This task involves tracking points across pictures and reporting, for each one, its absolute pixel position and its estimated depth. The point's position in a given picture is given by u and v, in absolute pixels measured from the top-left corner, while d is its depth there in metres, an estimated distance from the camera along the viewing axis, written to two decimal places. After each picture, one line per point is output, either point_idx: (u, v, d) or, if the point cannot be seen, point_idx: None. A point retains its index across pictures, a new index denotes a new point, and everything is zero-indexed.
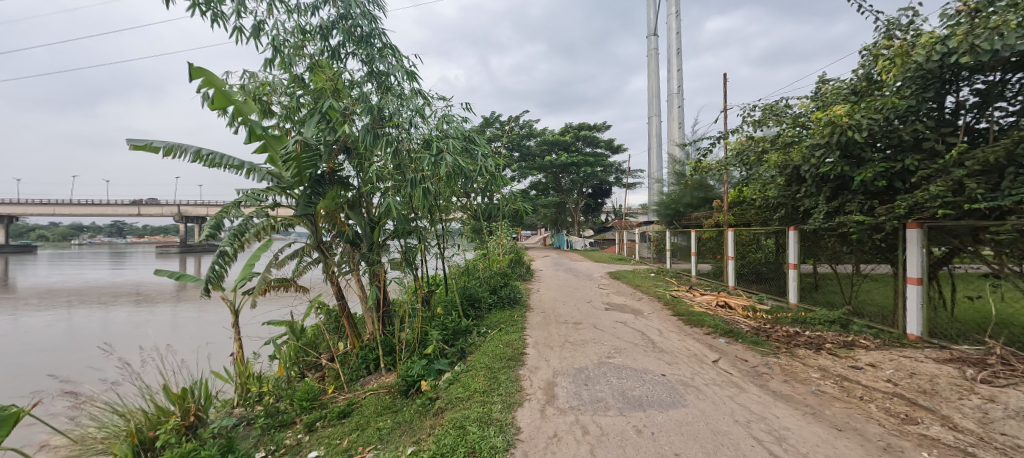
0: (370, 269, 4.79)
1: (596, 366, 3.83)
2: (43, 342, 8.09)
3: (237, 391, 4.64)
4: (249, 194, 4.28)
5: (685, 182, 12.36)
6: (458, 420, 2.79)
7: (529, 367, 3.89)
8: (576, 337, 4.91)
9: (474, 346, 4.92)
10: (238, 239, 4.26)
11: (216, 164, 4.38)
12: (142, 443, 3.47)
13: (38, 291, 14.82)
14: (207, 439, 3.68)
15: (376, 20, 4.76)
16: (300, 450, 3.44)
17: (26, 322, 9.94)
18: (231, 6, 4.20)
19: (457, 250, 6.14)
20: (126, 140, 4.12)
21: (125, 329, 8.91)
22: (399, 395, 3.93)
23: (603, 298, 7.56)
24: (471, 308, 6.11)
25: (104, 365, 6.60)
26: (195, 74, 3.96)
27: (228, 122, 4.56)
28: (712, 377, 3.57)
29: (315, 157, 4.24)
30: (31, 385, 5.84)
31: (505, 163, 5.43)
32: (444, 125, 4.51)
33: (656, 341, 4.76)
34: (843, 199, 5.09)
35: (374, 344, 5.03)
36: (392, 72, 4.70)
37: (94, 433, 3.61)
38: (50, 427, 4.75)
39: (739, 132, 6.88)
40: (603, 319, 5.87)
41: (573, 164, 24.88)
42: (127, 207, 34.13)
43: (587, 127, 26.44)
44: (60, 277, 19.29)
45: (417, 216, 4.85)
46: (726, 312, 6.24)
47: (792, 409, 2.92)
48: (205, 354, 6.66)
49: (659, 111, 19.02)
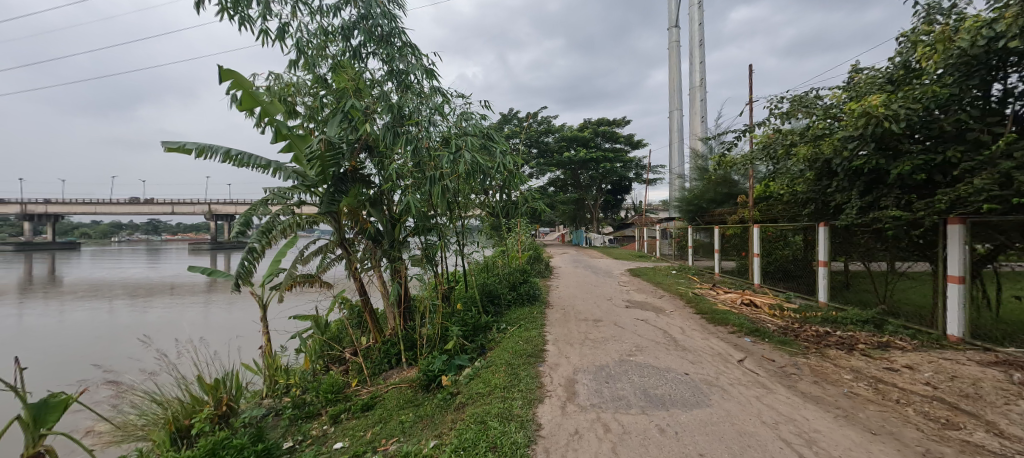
0: (392, 265, 4.93)
1: (617, 364, 3.79)
2: (89, 334, 8.59)
3: (266, 383, 4.84)
4: (276, 193, 4.42)
5: (709, 178, 11.96)
6: (479, 415, 2.81)
7: (548, 363, 3.87)
8: (597, 334, 4.88)
9: (493, 342, 4.94)
10: (266, 236, 4.40)
11: (244, 164, 4.52)
12: (178, 430, 3.67)
13: (85, 285, 15.83)
14: (239, 428, 3.85)
15: (396, 19, 4.82)
16: (326, 441, 3.54)
17: (70, 316, 10.49)
18: (258, 10, 4.31)
19: (476, 247, 6.18)
20: (161, 143, 4.30)
21: (160, 323, 9.32)
22: (420, 389, 3.99)
23: (623, 295, 7.45)
24: (490, 304, 6.16)
25: (143, 356, 6.95)
26: (224, 76, 4.08)
27: (256, 122, 4.66)
28: (737, 377, 3.48)
29: (338, 156, 4.34)
30: (79, 374, 6.20)
31: (523, 160, 5.43)
32: (463, 122, 4.53)
33: (679, 339, 4.68)
34: (878, 194, 4.89)
35: (396, 340, 5.10)
36: (411, 71, 4.74)
37: (134, 420, 3.90)
38: (96, 414, 5.03)
39: (765, 124, 6.64)
40: (624, 317, 5.79)
41: (592, 160, 24.70)
42: (162, 206, 35.78)
43: (606, 122, 26.09)
44: (102, 273, 20.35)
45: (436, 214, 4.90)
46: (752, 311, 6.05)
47: (822, 411, 2.82)
48: (236, 346, 6.96)
49: (680, 105, 18.66)
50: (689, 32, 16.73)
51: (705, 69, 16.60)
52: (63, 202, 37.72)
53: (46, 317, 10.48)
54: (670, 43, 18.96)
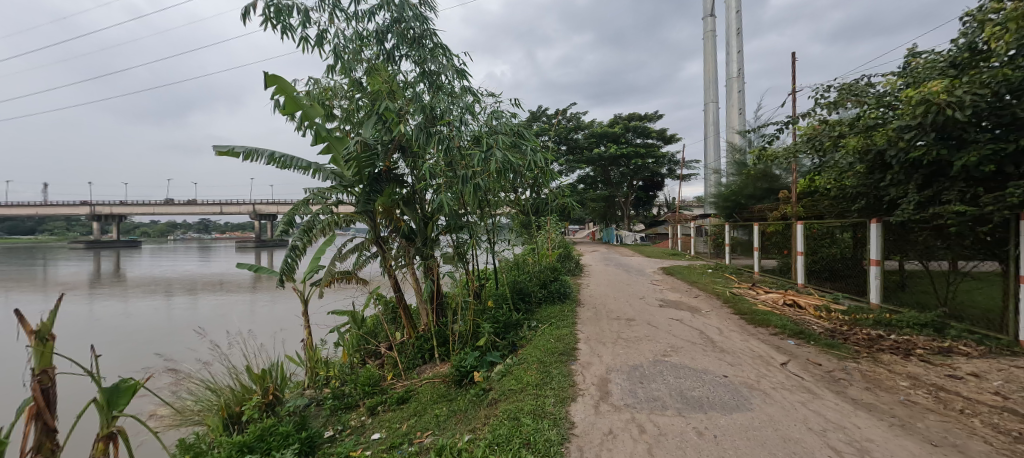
0: (424, 263, 5.03)
1: (651, 364, 3.72)
2: (149, 325, 9.30)
3: (308, 374, 5.09)
4: (316, 193, 4.64)
5: (747, 172, 11.43)
6: (512, 411, 2.84)
7: (581, 362, 3.85)
8: (629, 334, 4.79)
9: (525, 340, 4.95)
10: (307, 235, 4.63)
11: (287, 166, 4.75)
12: (231, 416, 3.93)
13: (146, 281, 17.12)
14: (285, 416, 4.07)
15: (427, 21, 4.91)
16: (364, 431, 3.69)
17: (134, 309, 11.38)
18: (298, 19, 4.50)
19: (507, 246, 6.21)
20: (213, 146, 4.58)
21: (212, 316, 9.94)
22: (453, 384, 4.07)
23: (656, 295, 7.26)
24: (521, 302, 6.18)
25: (197, 347, 7.46)
26: (269, 82, 4.30)
27: (297, 126, 4.90)
28: (780, 381, 3.33)
29: (373, 157, 4.48)
30: (143, 362, 6.74)
31: (553, 157, 5.43)
32: (493, 121, 4.57)
33: (717, 340, 4.53)
34: (938, 187, 4.53)
35: (429, 335, 5.21)
36: (443, 71, 4.81)
37: (191, 405, 4.21)
38: (158, 399, 5.46)
39: (810, 115, 6.28)
40: (657, 316, 5.66)
41: (623, 156, 24.21)
42: (212, 207, 38.17)
43: (637, 117, 25.51)
44: (160, 270, 21.93)
45: (467, 212, 4.97)
46: (796, 311, 5.77)
47: (874, 420, 2.66)
48: (280, 339, 7.34)
49: (716, 97, 18.00)
50: (726, 21, 16.09)
51: (743, 58, 15.92)
52: (126, 204, 40.97)
53: (113, 309, 11.41)
54: (705, 33, 18.30)
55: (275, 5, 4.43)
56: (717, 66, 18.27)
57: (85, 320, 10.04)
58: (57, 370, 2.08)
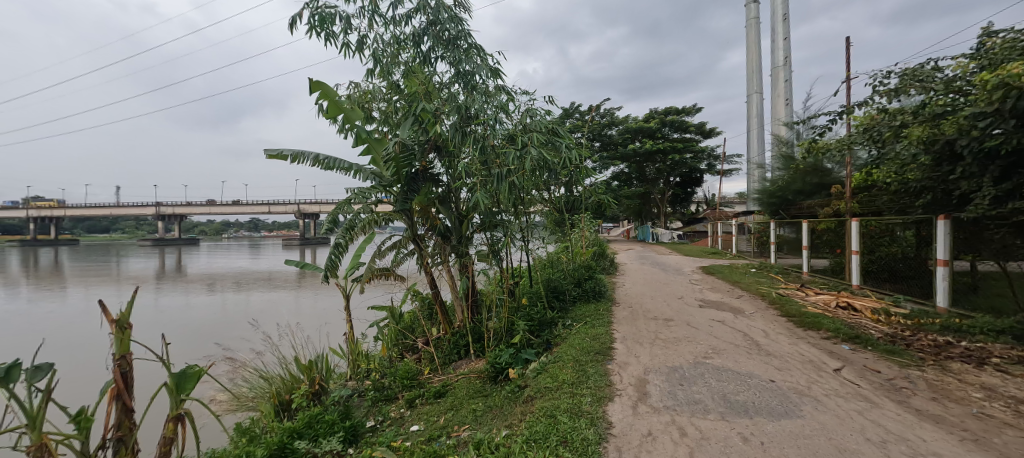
0: (460, 260, 5.11)
1: (691, 366, 3.61)
2: (208, 317, 10.04)
3: (350, 366, 5.33)
4: (357, 193, 4.86)
5: (795, 166, 10.80)
6: (549, 409, 2.84)
7: (617, 362, 3.79)
8: (668, 334, 4.67)
9: (560, 338, 4.94)
10: (349, 233, 4.85)
11: (331, 167, 4.97)
12: (281, 404, 4.19)
13: (204, 276, 18.46)
14: (330, 405, 4.29)
15: (462, 23, 4.99)
16: (403, 423, 3.81)
17: (196, 302, 12.36)
18: (340, 26, 4.70)
19: (541, 244, 6.21)
20: (264, 151, 4.87)
21: (263, 309, 10.59)
22: (489, 380, 4.13)
23: (696, 294, 7.03)
24: (555, 300, 6.16)
25: (251, 337, 7.98)
26: (314, 88, 4.52)
27: (340, 129, 5.11)
28: (834, 387, 3.14)
29: (411, 157, 4.61)
30: (204, 351, 7.30)
31: (588, 153, 5.37)
32: (527, 119, 4.57)
33: (762, 343, 4.32)
34: (1018, 180, 4.09)
35: (464, 331, 5.30)
36: (477, 71, 4.86)
37: (247, 392, 4.53)
38: (218, 385, 5.90)
39: (867, 104, 5.83)
40: (697, 317, 5.47)
41: (659, 152, 23.52)
42: (260, 207, 40.57)
43: (675, 111, 24.71)
44: (218, 266, 23.60)
45: (501, 210, 5.02)
46: (850, 315, 5.40)
47: (942, 432, 2.45)
48: (324, 332, 7.71)
49: (760, 87, 17.12)
50: (771, 7, 15.26)
51: (790, 45, 15.04)
52: (186, 205, 44.34)
53: (177, 302, 12.40)
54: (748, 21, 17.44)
55: (319, 14, 4.64)
56: (760, 55, 17.38)
57: (153, 312, 10.98)
58: (133, 355, 2.27)
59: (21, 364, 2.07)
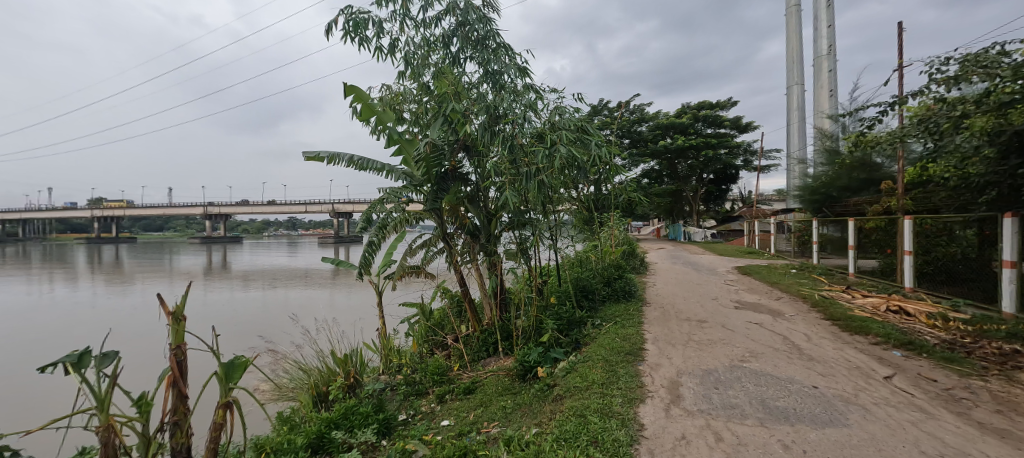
0: (489, 259, 5.15)
1: (727, 370, 3.49)
2: (251, 311, 10.59)
3: (383, 361, 5.49)
4: (390, 192, 4.99)
5: (841, 161, 10.20)
6: (578, 408, 2.83)
7: (649, 363, 3.72)
8: (702, 336, 4.53)
9: (589, 338, 4.89)
10: (381, 232, 5.10)
11: (365, 168, 5.13)
12: (319, 395, 4.38)
13: (247, 273, 19.48)
14: (364, 398, 4.44)
15: (491, 22, 5.02)
16: (434, 417, 3.89)
17: (240, 297, 13.06)
18: (373, 31, 4.83)
19: (569, 242, 6.17)
20: (302, 154, 5.10)
21: (301, 305, 11.06)
22: (517, 378, 4.16)
23: (732, 296, 6.79)
24: (584, 299, 6.10)
25: (290, 331, 8.36)
26: (348, 92, 4.68)
27: (372, 131, 5.27)
28: (884, 396, 2.96)
29: (441, 157, 4.69)
30: (248, 343, 7.72)
31: (617, 151, 5.30)
32: (556, 117, 4.56)
33: (804, 347, 4.12)
34: None
35: (493, 329, 5.35)
36: (506, 70, 4.88)
37: (288, 383, 4.77)
38: (261, 375, 6.23)
39: (923, 94, 5.43)
40: (733, 319, 5.28)
41: (692, 148, 22.81)
42: (297, 207, 42.38)
43: (708, 105, 23.90)
44: (259, 263, 24.81)
45: (530, 209, 5.01)
46: (902, 319, 5.06)
47: (1010, 448, 2.26)
48: (359, 327, 7.98)
49: (802, 78, 16.28)
50: None
51: (834, 33, 14.22)
52: (231, 205, 46.91)
53: (222, 297, 13.16)
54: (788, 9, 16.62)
55: (354, 19, 4.80)
56: (802, 44, 16.52)
57: (202, 306, 11.70)
58: (187, 345, 2.44)
59: (91, 351, 2.26)
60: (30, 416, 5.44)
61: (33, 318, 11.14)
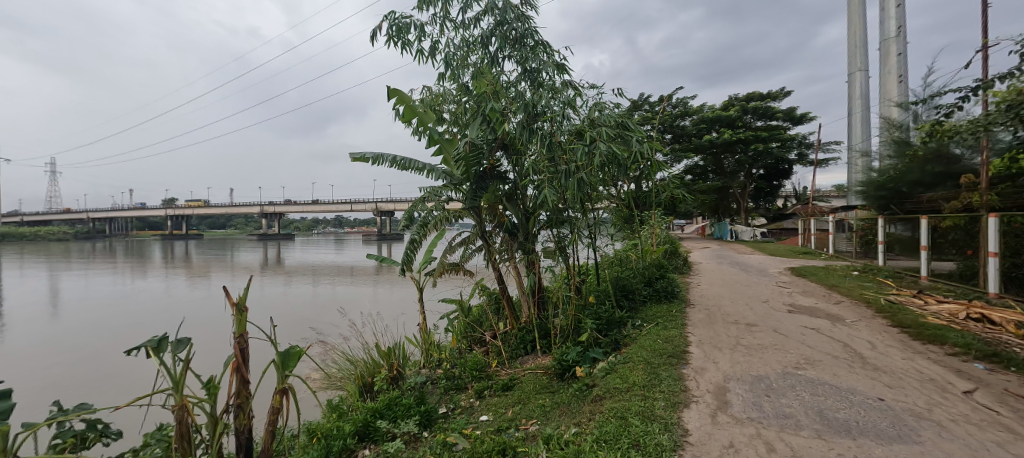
0: (527, 257, 5.15)
1: (780, 377, 3.29)
2: (303, 304, 11.26)
3: (423, 355, 5.66)
4: (430, 191, 5.13)
5: (912, 153, 9.30)
6: (619, 410, 2.78)
7: (693, 366, 3.59)
8: (752, 340, 4.30)
9: (629, 338, 4.79)
10: (422, 230, 5.24)
11: (407, 168, 5.30)
12: (365, 385, 4.60)
13: (299, 268, 20.71)
14: (406, 390, 4.60)
15: (529, 20, 5.01)
16: (473, 412, 3.96)
17: (293, 291, 13.91)
18: (414, 34, 4.97)
19: (609, 241, 6.05)
20: (349, 155, 5.34)
21: (348, 299, 11.62)
22: (555, 377, 4.15)
23: (784, 298, 6.39)
24: (624, 299, 5.98)
25: (338, 324, 8.81)
26: (392, 94, 4.85)
27: (414, 132, 5.42)
28: (963, 413, 2.67)
29: (480, 156, 4.75)
30: (301, 334, 8.21)
31: (659, 147, 5.13)
32: (595, 113, 4.49)
33: (868, 356, 3.79)
34: None
35: (530, 327, 5.36)
36: (544, 68, 4.87)
37: (337, 373, 5.04)
38: (312, 365, 6.62)
39: (1013, 76, 4.83)
40: (786, 323, 4.97)
41: (740, 142, 21.63)
42: (344, 205, 44.48)
43: (758, 96, 22.58)
44: (309, 259, 26.26)
45: (568, 207, 4.97)
46: (985, 328, 4.53)
47: None
48: (401, 321, 8.27)
49: (866, 64, 14.99)
50: None
51: (905, 13, 12.97)
52: (284, 204, 50.04)
53: (277, 290, 14.07)
54: None
55: (397, 24, 4.96)
56: (866, 27, 15.20)
57: (260, 298, 12.59)
58: (249, 334, 2.64)
59: (168, 337, 2.50)
60: (118, 393, 6.10)
61: (119, 306, 12.46)
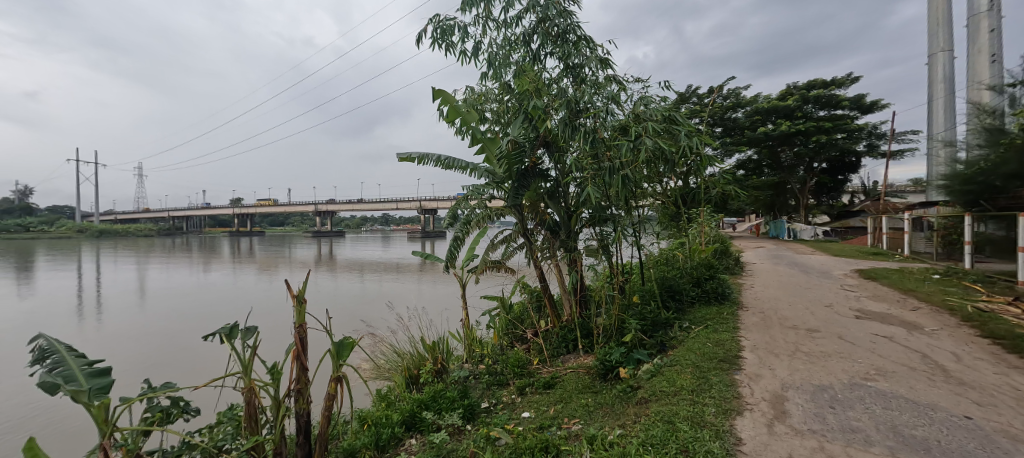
0: (569, 255, 5.10)
1: (846, 387, 3.04)
2: (354, 298, 11.84)
3: (466, 350, 5.78)
4: (473, 190, 5.22)
5: (1007, 142, 8.23)
6: (666, 414, 2.70)
7: (747, 372, 3.41)
8: (813, 347, 4.01)
9: (676, 341, 4.62)
10: (466, 227, 5.35)
11: (451, 167, 5.42)
12: (411, 377, 4.78)
13: (349, 264, 21.85)
14: (450, 384, 4.73)
15: (571, 16, 4.95)
16: (515, 408, 4.00)
17: (344, 285, 14.68)
18: (458, 36, 5.07)
19: (654, 240, 5.86)
20: (397, 155, 5.55)
21: (394, 294, 12.10)
22: (598, 377, 4.09)
23: (851, 303, 5.88)
24: (670, 300, 5.77)
25: (386, 317, 9.19)
26: (436, 95, 4.98)
27: (457, 131, 5.53)
28: None
29: (522, 154, 4.77)
30: (352, 326, 8.66)
31: (709, 140, 4.90)
32: (641, 107, 4.36)
33: (952, 369, 3.41)
34: None
35: (572, 326, 5.31)
36: (587, 63, 4.79)
37: (385, 364, 5.28)
38: (363, 356, 6.96)
39: None
40: (853, 330, 4.59)
41: (799, 134, 20.12)
42: (390, 204, 46.36)
43: (820, 84, 20.89)
44: (358, 255, 27.61)
45: (612, 205, 4.88)
46: None
47: None
48: (444, 317, 8.48)
49: (950, 43, 13.44)
50: None
51: None
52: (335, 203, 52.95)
53: (330, 284, 14.92)
54: None
55: (441, 27, 5.08)
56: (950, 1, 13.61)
57: (315, 291, 13.41)
58: (308, 324, 2.82)
59: (238, 325, 2.73)
60: (194, 375, 6.75)
61: (195, 296, 13.75)
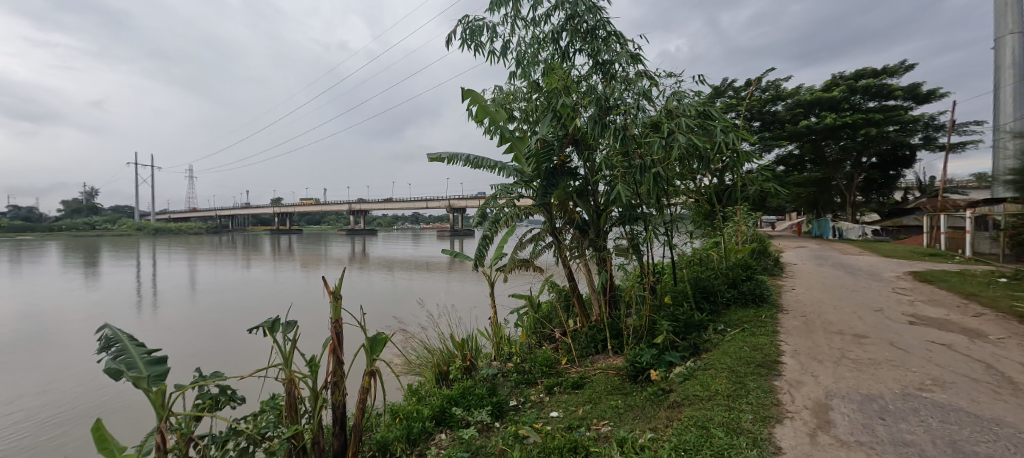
0: (598, 255, 5.03)
1: (898, 398, 2.85)
2: (386, 295, 12.17)
3: (494, 348, 5.82)
4: (502, 189, 5.24)
5: None
6: (700, 419, 2.62)
7: (788, 379, 3.25)
8: (861, 354, 3.77)
9: (710, 344, 4.47)
10: (494, 226, 5.38)
11: (479, 167, 5.47)
12: (441, 374, 4.86)
13: (381, 261, 22.46)
14: (478, 381, 4.78)
15: (600, 12, 4.88)
16: (543, 407, 4.00)
17: (377, 282, 15.11)
18: (487, 36, 5.11)
19: (687, 239, 5.69)
20: (427, 155, 5.65)
21: (424, 292, 12.34)
22: (628, 379, 4.02)
23: (904, 307, 5.49)
24: (704, 301, 5.58)
25: (416, 314, 9.39)
26: (465, 95, 5.04)
27: (486, 131, 5.57)
28: None
29: (551, 152, 4.74)
30: (383, 322, 8.90)
31: (747, 136, 4.70)
32: (673, 103, 4.23)
33: (1021, 381, 3.13)
34: None
35: (601, 326, 5.24)
36: (617, 59, 4.70)
37: (416, 359, 5.40)
38: (394, 351, 7.15)
39: None
40: (906, 336, 4.28)
41: (846, 127, 18.95)
42: (419, 203, 47.33)
43: (869, 73, 19.60)
44: (390, 253, 28.31)
45: (643, 203, 4.77)
46: None
47: None
48: (473, 315, 8.56)
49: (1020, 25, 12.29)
50: None
51: None
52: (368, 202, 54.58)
53: (363, 281, 15.41)
54: None
55: (470, 28, 5.13)
56: None
57: (349, 288, 13.88)
58: (343, 320, 2.92)
59: (279, 319, 2.87)
60: (239, 365, 7.15)
61: (240, 291, 14.54)
